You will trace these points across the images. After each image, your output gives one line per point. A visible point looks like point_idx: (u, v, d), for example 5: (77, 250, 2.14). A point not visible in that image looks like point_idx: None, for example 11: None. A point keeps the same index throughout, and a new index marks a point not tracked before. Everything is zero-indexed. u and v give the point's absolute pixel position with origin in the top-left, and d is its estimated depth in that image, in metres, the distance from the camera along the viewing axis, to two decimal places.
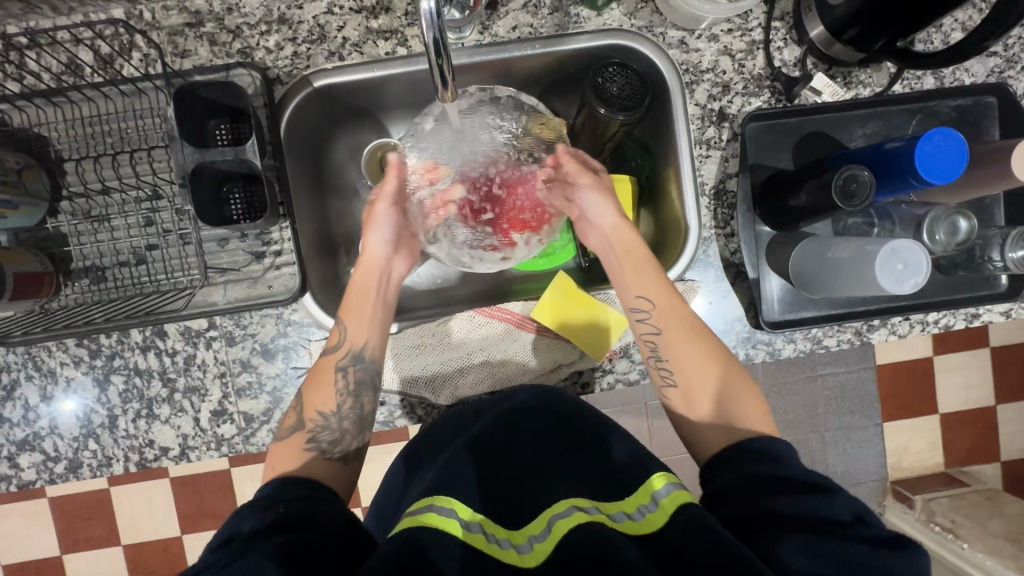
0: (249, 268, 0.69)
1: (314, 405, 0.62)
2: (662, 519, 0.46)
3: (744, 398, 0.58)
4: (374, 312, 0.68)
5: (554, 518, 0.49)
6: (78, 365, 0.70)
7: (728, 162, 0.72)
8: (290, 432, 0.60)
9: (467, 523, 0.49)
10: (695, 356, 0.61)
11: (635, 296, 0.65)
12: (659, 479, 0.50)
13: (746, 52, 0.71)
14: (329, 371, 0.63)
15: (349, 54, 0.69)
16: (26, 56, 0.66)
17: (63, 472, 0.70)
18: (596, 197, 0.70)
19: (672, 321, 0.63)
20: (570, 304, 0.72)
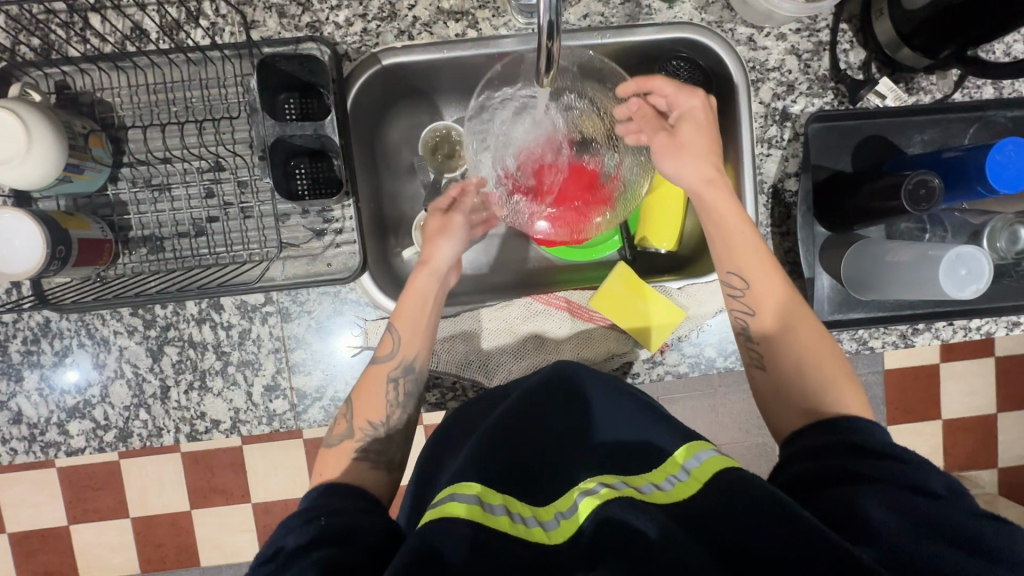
0: (309, 245, 0.69)
1: (363, 414, 0.62)
2: (694, 486, 0.46)
3: (829, 362, 0.57)
4: (424, 326, 0.65)
5: (580, 495, 0.49)
6: (132, 335, 0.69)
7: (788, 162, 0.72)
8: (340, 437, 0.60)
9: (490, 505, 0.47)
10: (799, 340, 0.58)
11: (728, 273, 0.61)
12: (694, 447, 0.51)
13: (813, 53, 0.71)
14: (380, 380, 0.63)
15: (419, 33, 0.68)
16: (91, 17, 0.65)
17: (113, 441, 0.70)
18: (679, 160, 0.63)
19: (767, 298, 0.60)
20: (627, 294, 0.73)
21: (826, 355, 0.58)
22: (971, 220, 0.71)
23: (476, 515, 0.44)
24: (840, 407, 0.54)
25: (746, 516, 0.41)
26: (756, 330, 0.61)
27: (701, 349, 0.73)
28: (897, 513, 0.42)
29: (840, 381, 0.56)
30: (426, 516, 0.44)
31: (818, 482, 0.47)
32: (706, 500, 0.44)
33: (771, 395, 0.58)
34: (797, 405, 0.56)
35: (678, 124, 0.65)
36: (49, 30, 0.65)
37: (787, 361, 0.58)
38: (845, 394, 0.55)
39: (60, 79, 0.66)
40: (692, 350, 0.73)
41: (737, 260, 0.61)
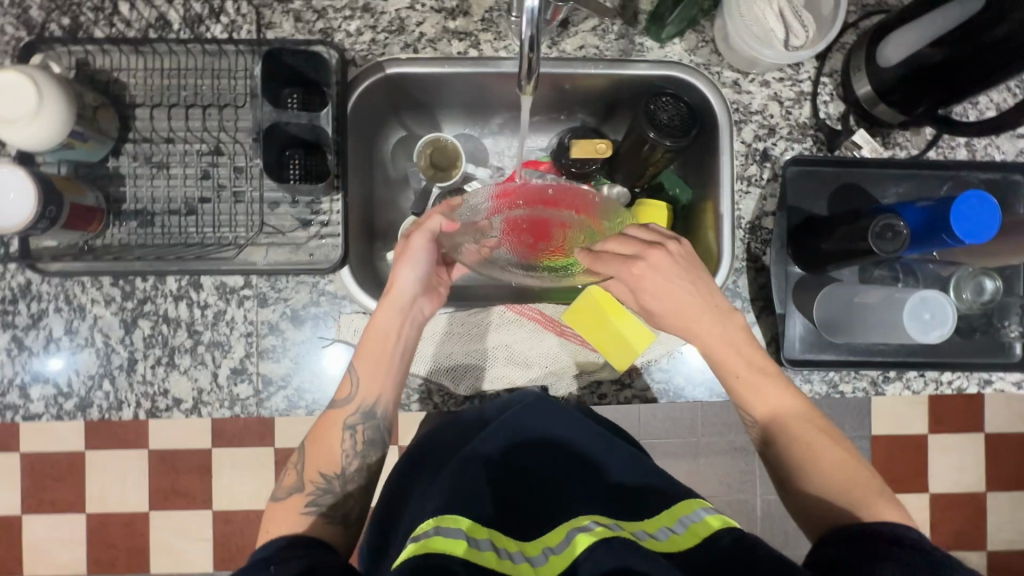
0: (294, 233, 0.71)
1: (317, 466, 0.63)
2: (691, 541, 0.48)
3: (852, 475, 0.60)
4: (387, 367, 0.66)
5: (573, 531, 0.49)
6: (109, 305, 0.70)
7: (766, 201, 0.74)
8: (290, 491, 0.61)
9: (472, 540, 0.48)
10: (824, 454, 0.61)
11: (738, 398, 0.65)
12: (686, 505, 0.53)
13: (795, 101, 0.75)
14: (337, 427, 0.64)
15: (424, 48, 0.73)
16: (121, 5, 0.70)
17: (72, 409, 0.70)
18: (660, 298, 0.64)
19: (782, 414, 0.63)
20: (597, 311, 0.73)
21: (835, 455, 0.62)
22: (942, 272, 0.72)
23: (463, 549, 0.46)
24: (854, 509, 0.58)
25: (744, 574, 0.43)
26: (778, 453, 0.64)
27: (671, 375, 0.73)
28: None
29: (868, 498, 0.59)
30: (410, 548, 0.45)
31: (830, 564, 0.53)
32: (703, 554, 0.46)
33: (797, 499, 0.63)
34: (812, 498, 0.61)
35: (648, 253, 0.63)
36: (79, 13, 0.70)
37: (794, 469, 0.62)
38: (872, 507, 0.58)
39: (82, 57, 0.70)
40: (660, 375, 0.73)
41: (749, 386, 0.64)
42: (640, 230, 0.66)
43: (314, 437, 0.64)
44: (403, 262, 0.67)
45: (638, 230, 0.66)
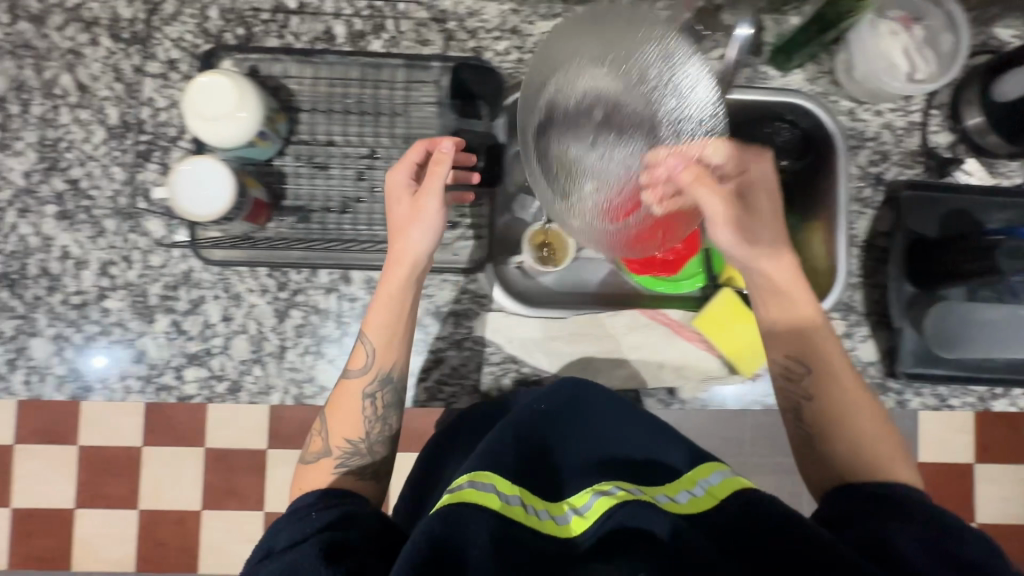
0: (441, 234, 0.75)
1: (342, 432, 0.63)
2: (711, 502, 0.49)
3: (869, 438, 0.59)
4: (397, 333, 0.66)
5: (596, 493, 0.51)
6: (264, 294, 0.74)
7: (879, 222, 0.79)
8: (317, 456, 0.63)
9: (506, 495, 0.48)
10: (853, 409, 0.60)
11: (785, 355, 0.63)
12: (704, 468, 0.54)
13: (906, 130, 0.80)
14: (354, 396, 0.64)
15: None
16: (291, 19, 0.76)
17: (223, 392, 0.74)
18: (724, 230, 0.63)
19: (823, 369, 0.62)
20: (729, 318, 0.74)
21: (867, 411, 0.60)
22: None
23: (495, 504, 0.47)
24: (873, 465, 0.57)
25: (779, 539, 0.44)
26: (811, 410, 0.62)
27: None
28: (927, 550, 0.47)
29: (887, 459, 0.57)
30: (444, 500, 0.46)
31: (845, 519, 0.52)
32: (725, 515, 0.48)
33: (815, 455, 0.61)
34: (834, 454, 0.59)
35: (726, 186, 0.63)
36: (254, 23, 0.76)
37: (827, 425, 0.60)
38: (891, 466, 0.57)
39: (253, 65, 0.75)
40: None
41: (784, 315, 0.63)
42: (723, 155, 0.62)
43: (334, 404, 0.64)
44: (417, 225, 0.64)
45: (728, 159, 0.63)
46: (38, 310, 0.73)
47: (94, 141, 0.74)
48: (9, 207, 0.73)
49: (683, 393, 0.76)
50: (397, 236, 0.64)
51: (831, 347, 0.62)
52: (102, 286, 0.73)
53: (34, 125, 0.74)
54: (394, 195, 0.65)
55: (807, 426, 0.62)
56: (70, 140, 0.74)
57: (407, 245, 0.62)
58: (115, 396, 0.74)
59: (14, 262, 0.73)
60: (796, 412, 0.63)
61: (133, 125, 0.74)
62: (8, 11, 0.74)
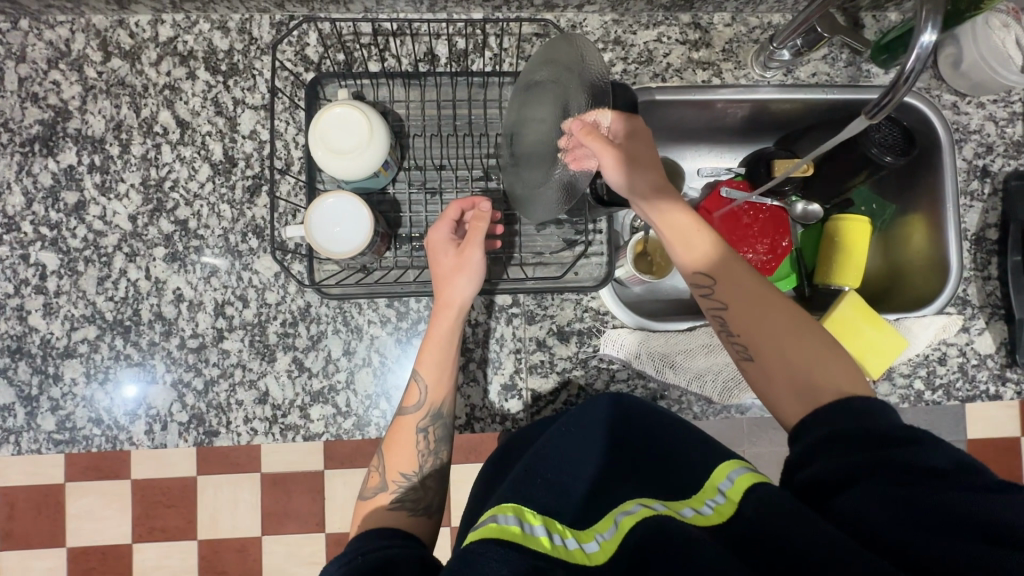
0: (560, 254, 0.74)
1: (396, 467, 0.63)
2: (730, 508, 0.47)
3: (805, 349, 0.56)
4: (448, 372, 0.66)
5: (620, 515, 0.51)
6: (385, 325, 0.73)
7: (989, 213, 0.79)
8: (374, 492, 0.62)
9: (529, 527, 0.48)
10: (756, 320, 0.58)
11: (693, 272, 0.62)
12: (725, 468, 0.52)
13: (1008, 120, 0.80)
14: (410, 431, 0.64)
15: (670, 77, 0.78)
16: (392, 41, 0.74)
17: (350, 428, 0.72)
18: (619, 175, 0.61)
19: (735, 287, 0.60)
20: (857, 320, 0.74)
21: (785, 327, 0.57)
22: None
23: (517, 534, 0.46)
24: (832, 382, 0.53)
25: (788, 528, 0.42)
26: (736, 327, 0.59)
27: (912, 380, 0.77)
28: (898, 508, 0.42)
29: (824, 369, 0.54)
30: (469, 537, 0.46)
31: (822, 488, 0.47)
32: (745, 520, 0.45)
33: (763, 381, 0.57)
34: (784, 386, 0.56)
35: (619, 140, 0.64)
36: (353, 48, 0.74)
37: (758, 341, 0.58)
38: (835, 376, 0.53)
39: (358, 90, 0.73)
40: (903, 381, 0.77)
41: (673, 222, 0.63)
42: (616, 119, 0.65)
43: (390, 445, 0.64)
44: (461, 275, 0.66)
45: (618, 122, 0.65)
46: (155, 356, 0.71)
47: (199, 178, 0.72)
48: (117, 251, 0.71)
49: None
50: (441, 284, 0.66)
51: (742, 266, 0.61)
52: (218, 328, 0.71)
53: (137, 165, 0.72)
54: (438, 248, 0.67)
55: (745, 348, 0.59)
56: (175, 179, 0.72)
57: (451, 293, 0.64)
58: (239, 439, 0.71)
59: (125, 307, 0.71)
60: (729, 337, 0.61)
61: (239, 160, 0.72)
62: (101, 48, 0.72)
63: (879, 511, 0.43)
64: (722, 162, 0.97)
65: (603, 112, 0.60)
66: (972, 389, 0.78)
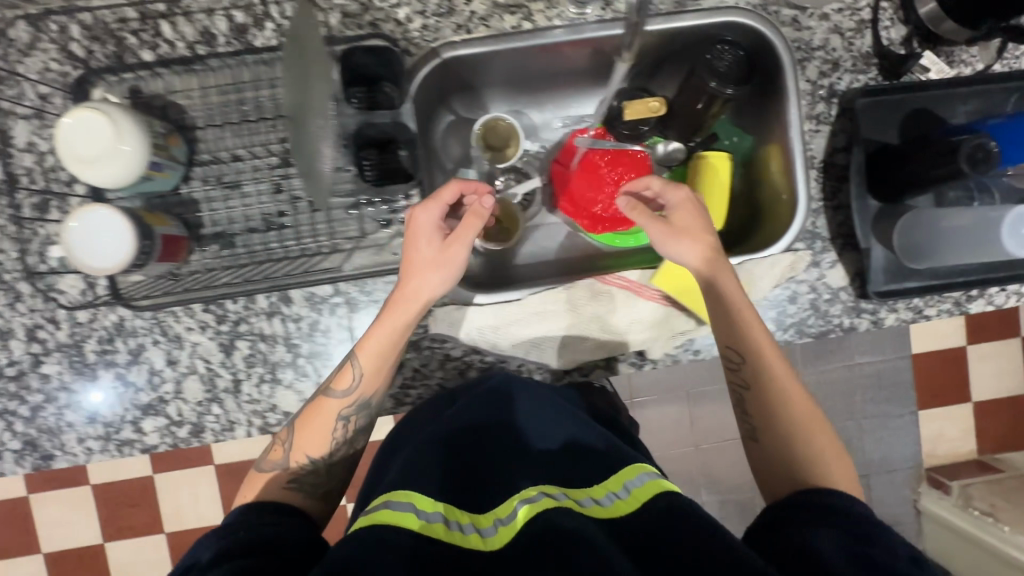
0: (375, 235, 0.71)
1: (303, 448, 0.63)
2: (632, 504, 0.46)
3: (817, 436, 0.62)
4: (391, 360, 0.64)
5: (521, 502, 0.47)
6: (204, 330, 0.71)
7: (836, 137, 0.74)
8: (273, 466, 0.63)
9: (426, 512, 0.46)
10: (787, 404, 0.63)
11: (726, 348, 0.65)
12: (632, 469, 0.51)
13: (856, 31, 0.73)
14: (329, 419, 0.63)
15: (476, 27, 0.71)
16: (162, 24, 0.68)
17: (187, 436, 0.71)
18: (677, 249, 0.64)
19: (775, 376, 0.63)
20: (688, 270, 0.71)
21: (808, 419, 0.63)
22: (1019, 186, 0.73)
23: (414, 523, 0.45)
24: (830, 477, 0.59)
25: (670, 531, 0.43)
26: (753, 409, 0.64)
27: (759, 323, 0.74)
28: (847, 553, 0.47)
29: (827, 453, 0.61)
30: (359, 523, 0.45)
31: (783, 522, 0.53)
32: (638, 521, 0.44)
33: (764, 459, 0.63)
34: (789, 475, 0.61)
35: (670, 213, 0.66)
36: (122, 37, 0.68)
37: (779, 421, 0.63)
38: (835, 472, 0.60)
39: (132, 84, 0.68)
40: None
41: (733, 295, 0.63)
42: (670, 187, 0.66)
43: (295, 425, 0.64)
44: (436, 270, 0.62)
45: (676, 191, 0.66)
46: None
47: None
48: None
49: (654, 352, 0.73)
50: (412, 273, 0.62)
51: (778, 355, 0.64)
52: (34, 353, 0.70)
53: None
54: (422, 233, 0.62)
55: (760, 431, 0.64)
56: None
57: (424, 291, 0.61)
58: (78, 460, 0.71)
59: None
60: (742, 411, 0.65)
61: (20, 176, 0.68)
62: None
63: (832, 549, 0.47)
64: (572, 110, 0.90)
65: (649, 179, 0.67)
66: (825, 324, 0.75)
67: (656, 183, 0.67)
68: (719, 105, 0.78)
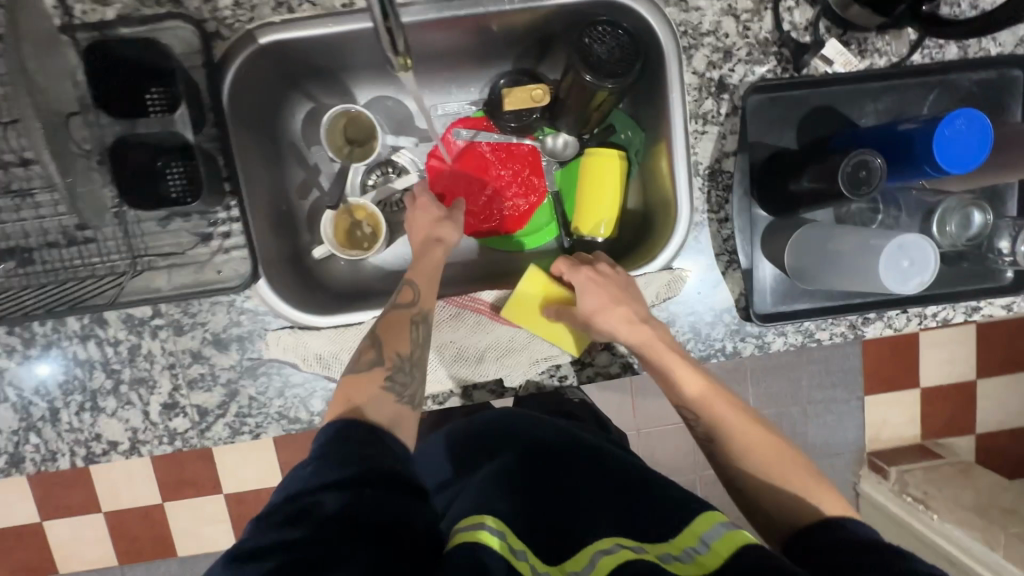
0: (195, 251, 0.63)
1: (392, 345, 0.59)
2: (712, 563, 0.41)
3: (787, 470, 0.58)
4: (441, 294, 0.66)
5: (597, 553, 0.44)
6: (12, 355, 0.64)
7: (726, 140, 0.65)
8: (369, 365, 0.58)
9: (516, 549, 0.44)
10: (775, 455, 0.59)
11: (680, 406, 0.62)
12: (705, 518, 0.45)
13: (753, 12, 0.63)
14: (402, 323, 0.61)
15: (300, 5, 0.61)
16: None
17: (4, 467, 0.66)
18: (605, 321, 0.61)
19: (751, 433, 0.60)
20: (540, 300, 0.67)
21: (778, 458, 0.58)
22: (927, 199, 0.64)
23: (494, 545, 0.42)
24: (801, 512, 0.54)
25: None
26: (726, 458, 0.60)
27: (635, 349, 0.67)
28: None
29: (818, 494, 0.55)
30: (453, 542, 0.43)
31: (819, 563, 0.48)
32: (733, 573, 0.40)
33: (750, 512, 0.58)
34: (776, 521, 0.56)
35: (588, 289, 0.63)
36: None
37: (752, 471, 0.58)
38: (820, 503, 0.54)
39: None
40: (625, 350, 0.67)
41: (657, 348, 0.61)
42: (573, 270, 0.65)
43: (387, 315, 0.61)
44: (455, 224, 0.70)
45: (576, 274, 0.65)
46: None
47: None
48: None
49: (514, 379, 0.66)
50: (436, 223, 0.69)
51: (721, 397, 0.61)
52: None
53: None
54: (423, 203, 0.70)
55: (750, 478, 0.59)
56: None
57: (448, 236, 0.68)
58: None
59: None
60: (728, 470, 0.60)
61: None
62: None
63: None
64: (453, 96, 0.78)
65: (562, 264, 0.66)
66: (706, 349, 0.68)
67: (568, 268, 0.65)
68: (605, 97, 0.66)
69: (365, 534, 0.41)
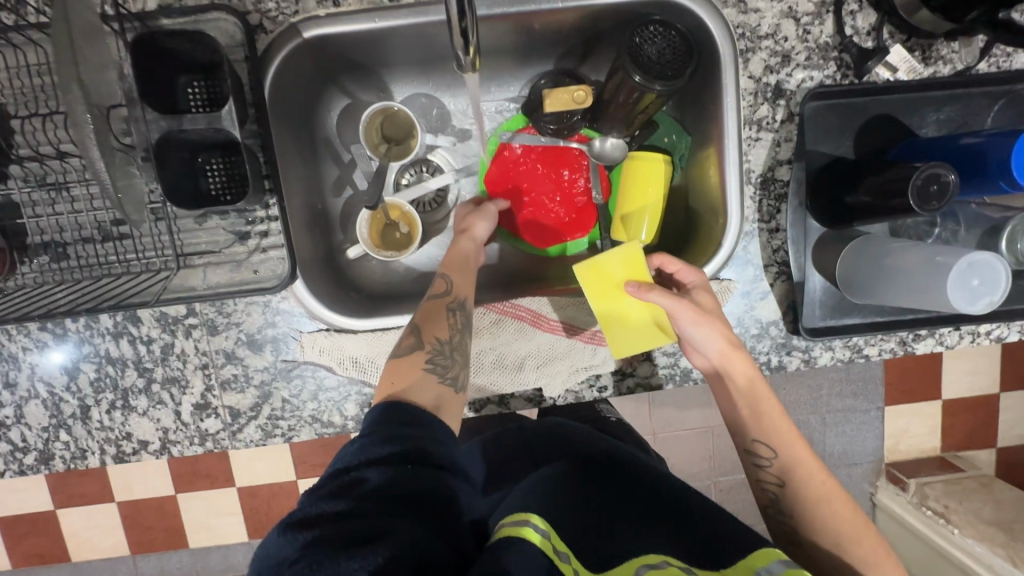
0: (231, 249, 0.62)
1: (432, 331, 0.57)
2: None
3: (855, 531, 0.55)
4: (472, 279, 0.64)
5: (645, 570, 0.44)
6: (43, 351, 0.63)
7: (780, 147, 0.63)
8: (409, 350, 0.56)
9: (560, 550, 0.42)
10: (845, 509, 0.56)
11: (755, 440, 0.59)
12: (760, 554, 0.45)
13: (814, 15, 0.61)
14: (440, 310, 0.59)
15: None
16: None
17: (33, 463, 0.65)
18: (703, 331, 0.58)
19: (824, 482, 0.57)
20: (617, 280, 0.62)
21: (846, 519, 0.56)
22: (989, 215, 0.62)
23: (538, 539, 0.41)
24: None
25: None
26: (789, 507, 0.58)
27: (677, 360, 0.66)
28: None
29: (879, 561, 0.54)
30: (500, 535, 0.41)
31: None
32: None
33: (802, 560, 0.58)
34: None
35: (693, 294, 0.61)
36: None
37: (816, 525, 0.56)
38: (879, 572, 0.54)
39: None
40: (667, 361, 0.66)
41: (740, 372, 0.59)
42: (686, 270, 0.62)
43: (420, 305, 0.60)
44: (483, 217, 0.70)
45: (691, 273, 0.62)
46: None
47: None
48: None
49: (552, 389, 0.64)
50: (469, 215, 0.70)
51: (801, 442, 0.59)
52: None
53: None
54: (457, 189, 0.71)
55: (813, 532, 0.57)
56: None
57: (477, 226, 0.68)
58: None
59: None
60: (784, 513, 0.59)
61: None
62: None
63: None
64: (492, 95, 0.76)
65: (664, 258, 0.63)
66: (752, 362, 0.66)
67: (677, 264, 0.62)
68: (652, 101, 0.64)
69: (412, 507, 0.40)
